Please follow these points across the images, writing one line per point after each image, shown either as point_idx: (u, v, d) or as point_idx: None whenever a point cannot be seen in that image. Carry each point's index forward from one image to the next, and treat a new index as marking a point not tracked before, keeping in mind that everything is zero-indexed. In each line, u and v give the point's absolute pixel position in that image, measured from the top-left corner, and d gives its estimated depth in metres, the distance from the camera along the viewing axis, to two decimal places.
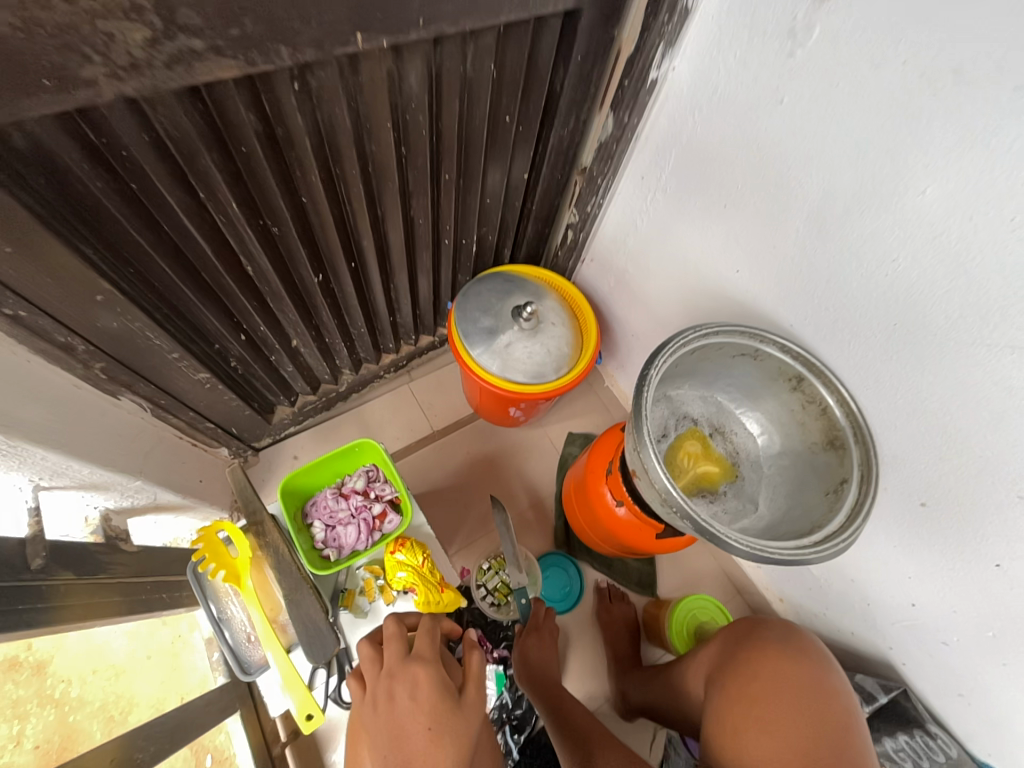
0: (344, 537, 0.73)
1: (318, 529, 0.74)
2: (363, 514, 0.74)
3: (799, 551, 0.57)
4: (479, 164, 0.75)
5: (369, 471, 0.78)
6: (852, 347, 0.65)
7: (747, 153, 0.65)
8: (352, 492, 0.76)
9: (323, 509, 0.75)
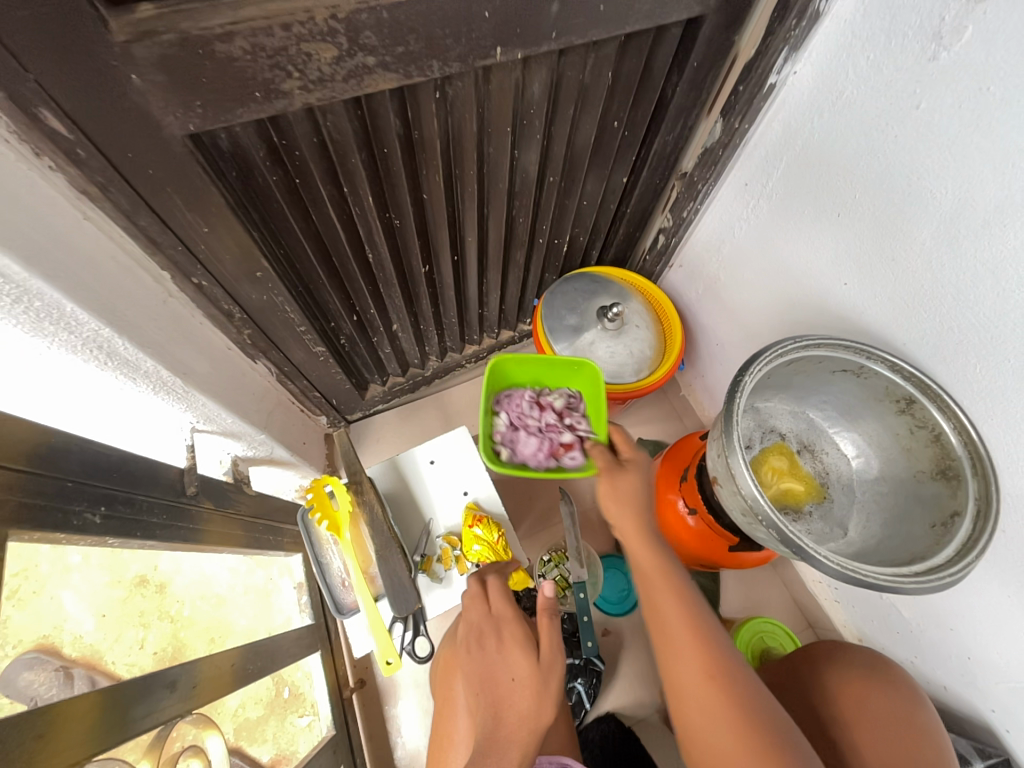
0: (524, 446, 0.77)
1: (497, 415, 0.80)
2: (553, 435, 0.78)
3: (898, 580, 0.54)
4: (583, 168, 0.78)
5: (572, 396, 0.82)
6: (977, 374, 0.60)
7: (869, 160, 0.62)
8: (550, 409, 0.81)
9: (514, 404, 0.81)
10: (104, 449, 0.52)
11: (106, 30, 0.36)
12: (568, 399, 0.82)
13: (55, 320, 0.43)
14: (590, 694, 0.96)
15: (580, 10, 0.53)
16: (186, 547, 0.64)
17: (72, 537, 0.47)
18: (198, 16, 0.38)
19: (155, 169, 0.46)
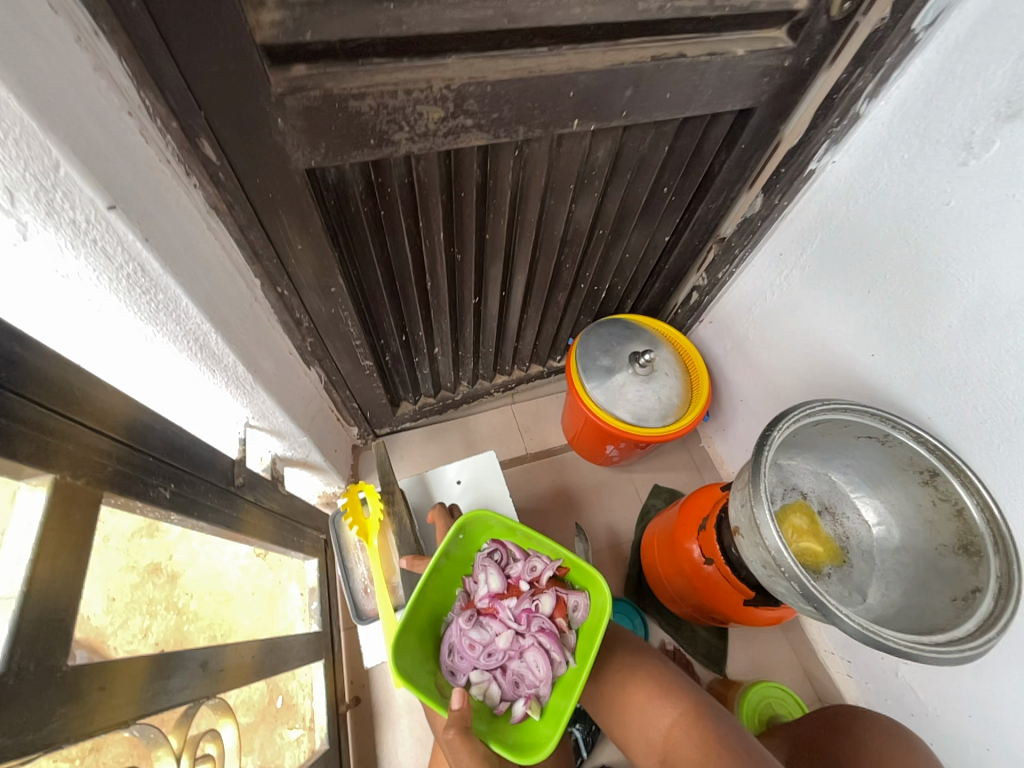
0: (532, 669, 0.61)
1: (476, 680, 0.61)
2: (538, 630, 0.62)
3: (918, 647, 0.55)
4: (630, 224, 0.85)
5: (497, 550, 0.68)
6: (1001, 455, 0.62)
7: (900, 245, 0.68)
8: (501, 610, 0.63)
9: (467, 650, 0.62)
10: (180, 432, 0.57)
11: (268, 83, 0.45)
12: (489, 557, 0.67)
13: (169, 312, 0.49)
14: (585, 739, 0.95)
15: (650, 96, 0.60)
16: (227, 533, 0.68)
17: (146, 506, 0.52)
18: (339, 79, 0.47)
19: (273, 194, 0.54)
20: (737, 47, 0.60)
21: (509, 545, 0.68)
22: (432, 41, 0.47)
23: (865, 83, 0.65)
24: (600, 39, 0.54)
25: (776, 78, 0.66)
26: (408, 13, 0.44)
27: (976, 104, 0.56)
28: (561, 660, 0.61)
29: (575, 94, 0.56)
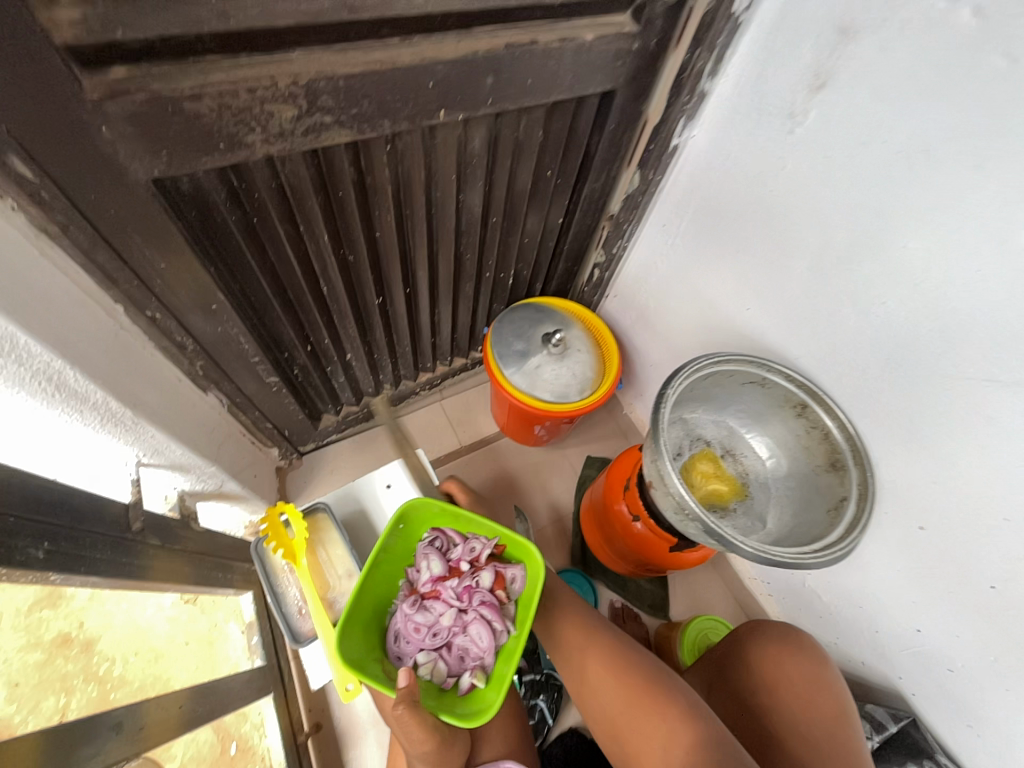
0: (475, 643, 0.64)
1: (423, 661, 0.64)
2: (479, 605, 0.65)
3: (801, 556, 0.63)
4: (522, 209, 0.87)
5: (436, 538, 0.72)
6: (852, 382, 0.72)
7: (755, 208, 0.76)
8: (444, 591, 0.67)
9: (413, 632, 0.65)
10: (47, 484, 0.51)
11: (82, 89, 0.40)
12: (431, 545, 0.70)
13: (6, 353, 0.43)
14: (551, 709, 0.99)
15: (512, 83, 0.62)
16: (130, 585, 0.62)
17: (13, 574, 0.46)
18: (169, 79, 0.43)
19: (116, 210, 0.49)
20: (587, 32, 0.63)
21: (449, 531, 0.72)
22: (269, 36, 0.45)
23: (705, 62, 0.71)
24: (452, 29, 0.54)
25: (629, 60, 0.69)
26: (235, 7, 0.42)
27: (794, 78, 0.64)
28: (502, 629, 0.65)
29: (435, 85, 0.56)
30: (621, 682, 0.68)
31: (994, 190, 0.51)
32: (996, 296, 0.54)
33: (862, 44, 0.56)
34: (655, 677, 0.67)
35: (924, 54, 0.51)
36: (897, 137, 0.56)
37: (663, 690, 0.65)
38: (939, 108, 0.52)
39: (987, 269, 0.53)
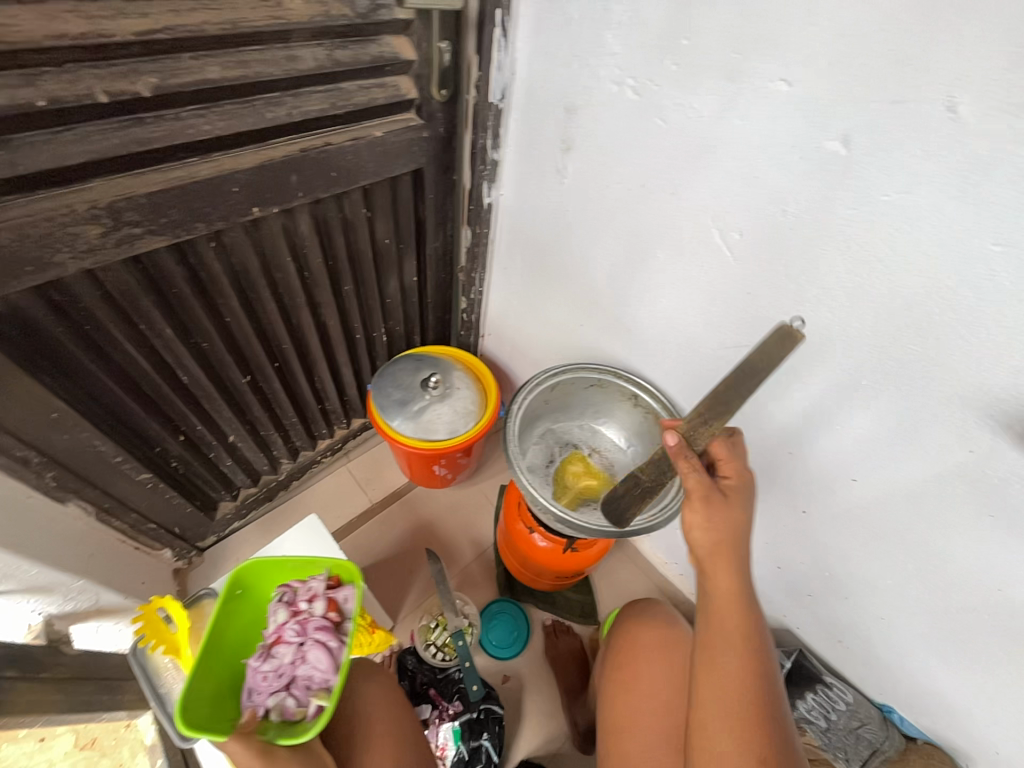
0: (316, 667, 0.73)
1: (272, 703, 0.71)
2: (313, 632, 0.74)
3: (638, 524, 0.76)
4: (370, 274, 0.97)
5: (285, 589, 0.80)
6: (664, 368, 0.86)
7: (558, 244, 0.91)
8: (285, 634, 0.75)
9: (260, 681, 0.73)
10: None
11: None
12: (277, 600, 0.79)
13: None
14: (497, 745, 0.96)
15: (318, 176, 0.73)
16: None
17: None
18: None
19: None
20: (377, 129, 0.76)
21: (292, 583, 0.81)
22: (63, 172, 0.52)
23: (487, 139, 0.88)
24: (247, 144, 0.65)
25: (424, 145, 0.84)
26: (21, 156, 0.49)
27: (550, 144, 0.81)
28: (337, 645, 0.74)
29: (241, 188, 0.66)
30: (748, 693, 0.61)
31: (689, 207, 0.67)
32: (719, 282, 0.69)
33: (582, 116, 0.73)
34: (769, 700, 0.61)
35: (617, 120, 0.69)
36: (625, 178, 0.73)
37: (772, 707, 0.61)
38: (639, 156, 0.69)
39: (707, 263, 0.69)
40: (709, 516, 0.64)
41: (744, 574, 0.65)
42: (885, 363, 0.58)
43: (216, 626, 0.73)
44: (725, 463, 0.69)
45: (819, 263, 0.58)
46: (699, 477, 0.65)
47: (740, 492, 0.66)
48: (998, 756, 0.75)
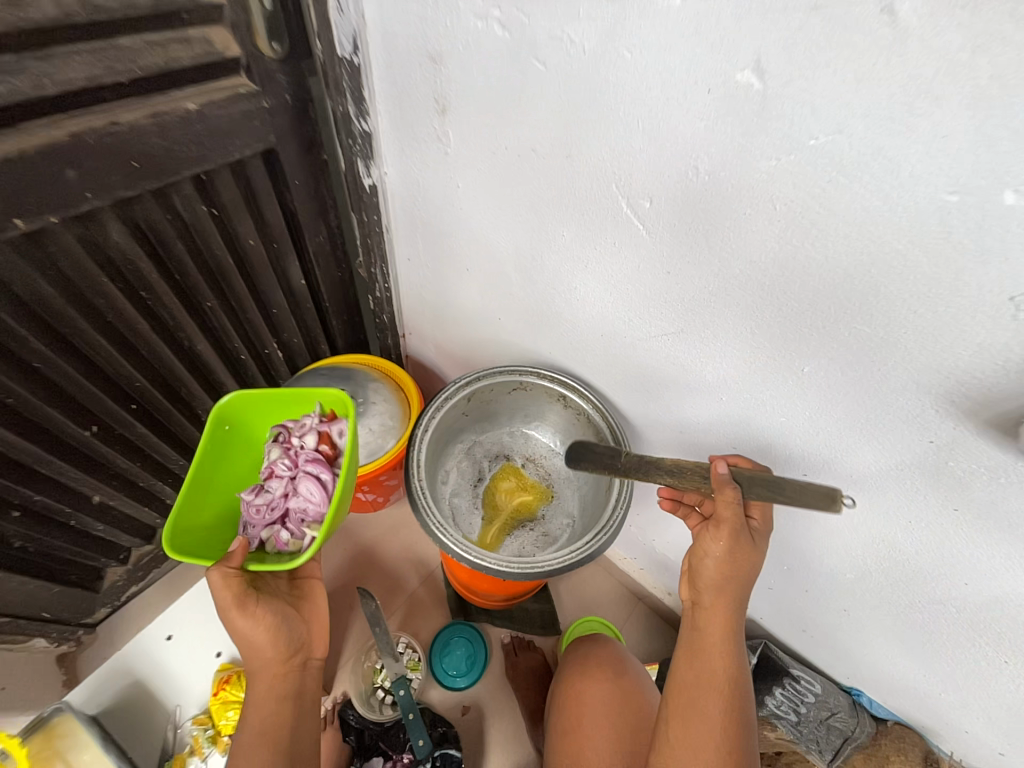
0: (309, 499, 0.68)
1: (266, 536, 0.67)
2: (304, 461, 0.69)
3: (568, 558, 0.68)
4: (238, 282, 0.82)
5: (282, 430, 0.73)
6: (591, 360, 0.75)
7: (455, 228, 0.77)
8: (275, 465, 0.70)
9: (256, 513, 0.67)
10: None
11: None
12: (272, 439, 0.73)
13: None
14: None
15: (112, 168, 0.56)
16: None
17: None
18: None
19: None
20: (190, 101, 0.59)
21: (288, 421, 0.74)
22: None
23: (347, 105, 0.71)
24: None
25: (267, 118, 0.67)
26: None
27: (423, 106, 0.65)
28: (331, 478, 0.69)
29: None
30: (730, 742, 0.57)
31: (588, 172, 0.54)
32: (634, 262, 0.58)
33: (450, 67, 0.58)
34: (750, 752, 0.58)
35: (490, 67, 0.54)
36: (513, 143, 0.59)
37: (749, 760, 0.57)
38: (522, 113, 0.55)
39: (619, 240, 0.57)
40: (717, 550, 0.58)
41: (740, 615, 0.61)
42: (824, 345, 0.48)
43: (201, 457, 0.66)
44: (755, 503, 0.60)
45: (739, 233, 0.47)
46: (735, 514, 0.56)
47: (763, 533, 0.59)
48: (963, 733, 0.71)
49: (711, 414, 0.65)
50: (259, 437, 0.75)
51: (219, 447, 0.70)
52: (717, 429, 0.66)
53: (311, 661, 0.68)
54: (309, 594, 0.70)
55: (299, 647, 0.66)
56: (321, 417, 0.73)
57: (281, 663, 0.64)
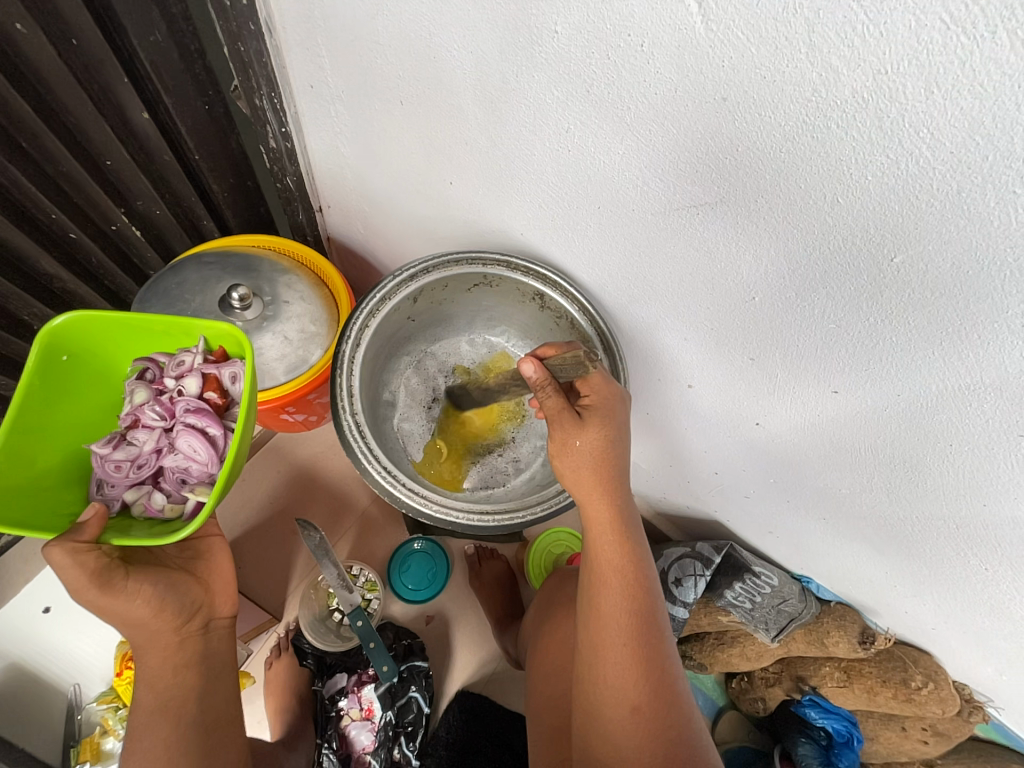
0: (192, 457, 0.53)
1: (131, 498, 0.51)
2: (183, 410, 0.53)
3: (546, 506, 0.59)
4: (23, 106, 0.52)
5: (150, 366, 0.55)
6: (579, 242, 0.57)
7: (376, 21, 0.48)
8: (143, 415, 0.53)
9: (114, 473, 0.51)
10: None
11: None
12: (133, 377, 0.55)
13: None
14: (428, 695, 0.86)
15: None
16: None
17: None
18: None
19: None
20: None
21: (157, 355, 0.56)
22: None
23: None
24: None
25: None
26: None
27: None
28: (223, 434, 0.53)
29: None
30: (627, 631, 0.48)
31: None
32: (672, 78, 0.37)
33: None
34: (656, 634, 0.49)
35: None
36: None
37: (656, 644, 0.49)
38: None
39: (652, 39, 0.36)
40: (564, 443, 0.51)
41: (622, 496, 0.51)
42: (947, 218, 0.33)
43: (23, 393, 0.47)
44: (582, 382, 0.53)
45: (878, 11, 0.28)
46: (554, 396, 0.52)
47: (601, 408, 0.52)
48: (905, 614, 0.75)
49: (736, 316, 0.50)
50: (120, 372, 0.56)
51: (55, 382, 0.51)
52: (742, 335, 0.52)
53: (218, 619, 0.53)
54: (210, 552, 0.55)
55: (196, 609, 0.50)
56: (206, 354, 0.56)
57: (173, 631, 0.48)
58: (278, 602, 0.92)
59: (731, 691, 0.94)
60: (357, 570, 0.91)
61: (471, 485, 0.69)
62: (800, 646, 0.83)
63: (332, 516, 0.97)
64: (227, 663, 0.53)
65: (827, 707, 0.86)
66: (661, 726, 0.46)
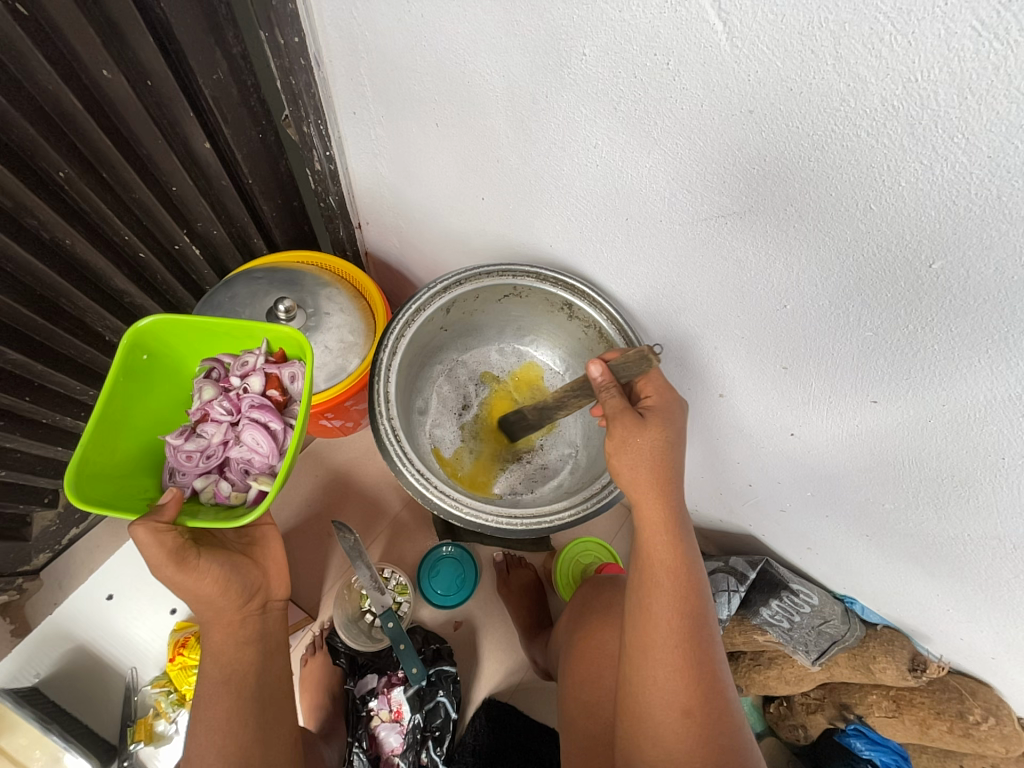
0: (255, 449, 0.57)
1: (200, 485, 0.55)
2: (248, 406, 0.57)
3: (576, 510, 0.60)
4: (105, 141, 0.58)
5: (218, 364, 0.60)
6: (606, 252, 0.58)
7: (415, 53, 0.52)
8: (212, 410, 0.57)
9: (185, 462, 0.55)
10: None
11: None
12: (202, 376, 0.59)
13: None
14: (455, 701, 0.88)
15: None
16: None
17: None
18: None
19: None
20: None
21: (222, 356, 0.61)
22: None
23: None
24: None
25: None
26: None
27: None
28: (283, 429, 0.57)
29: None
30: (678, 635, 0.48)
31: None
32: (698, 94, 0.38)
33: None
34: (705, 637, 0.48)
35: None
36: None
37: (706, 649, 0.48)
38: None
39: (678, 59, 0.37)
40: (625, 442, 0.51)
41: (675, 498, 0.51)
42: (987, 222, 0.33)
43: (110, 389, 0.52)
44: (644, 382, 0.55)
45: (906, 21, 0.28)
46: (617, 396, 0.53)
47: (662, 413, 0.52)
48: (960, 641, 0.70)
49: (767, 323, 0.50)
50: (189, 370, 0.61)
51: (136, 378, 0.55)
52: (774, 342, 0.51)
53: (273, 602, 0.56)
54: (264, 540, 0.58)
55: (255, 590, 0.54)
56: (268, 355, 0.60)
57: (236, 610, 0.52)
58: (317, 600, 0.95)
59: (768, 715, 0.90)
60: (389, 573, 0.94)
61: (503, 490, 0.71)
62: (844, 671, 0.79)
63: (367, 518, 1.01)
64: (279, 645, 0.56)
65: (875, 738, 0.81)
66: (709, 731, 0.45)
